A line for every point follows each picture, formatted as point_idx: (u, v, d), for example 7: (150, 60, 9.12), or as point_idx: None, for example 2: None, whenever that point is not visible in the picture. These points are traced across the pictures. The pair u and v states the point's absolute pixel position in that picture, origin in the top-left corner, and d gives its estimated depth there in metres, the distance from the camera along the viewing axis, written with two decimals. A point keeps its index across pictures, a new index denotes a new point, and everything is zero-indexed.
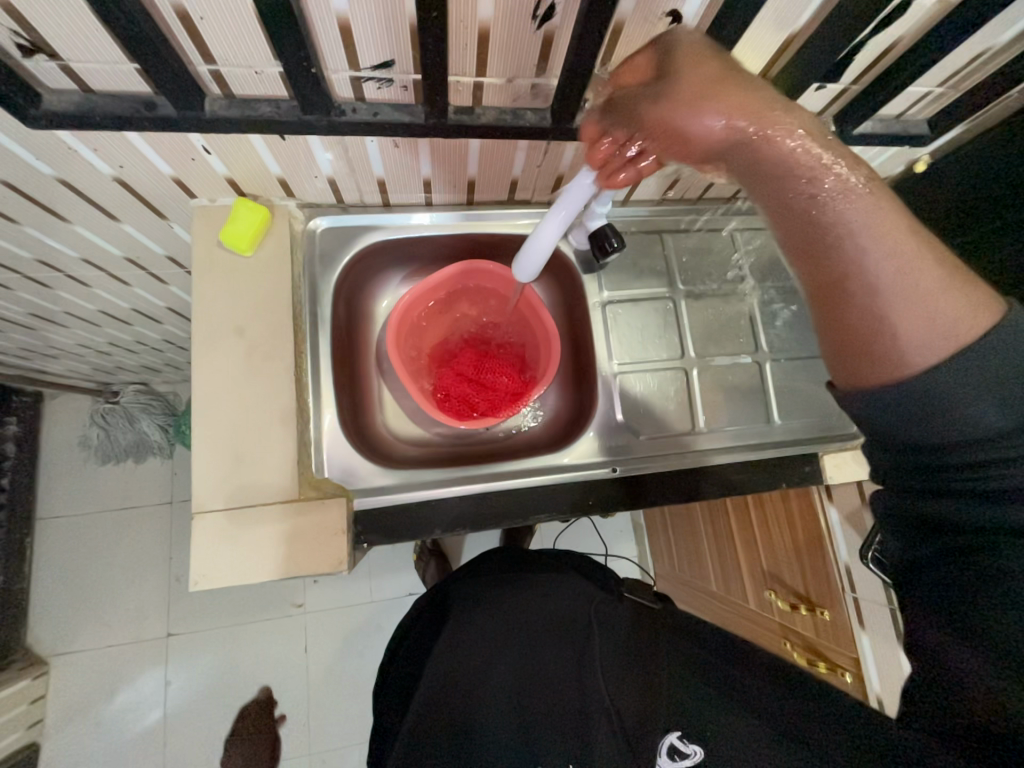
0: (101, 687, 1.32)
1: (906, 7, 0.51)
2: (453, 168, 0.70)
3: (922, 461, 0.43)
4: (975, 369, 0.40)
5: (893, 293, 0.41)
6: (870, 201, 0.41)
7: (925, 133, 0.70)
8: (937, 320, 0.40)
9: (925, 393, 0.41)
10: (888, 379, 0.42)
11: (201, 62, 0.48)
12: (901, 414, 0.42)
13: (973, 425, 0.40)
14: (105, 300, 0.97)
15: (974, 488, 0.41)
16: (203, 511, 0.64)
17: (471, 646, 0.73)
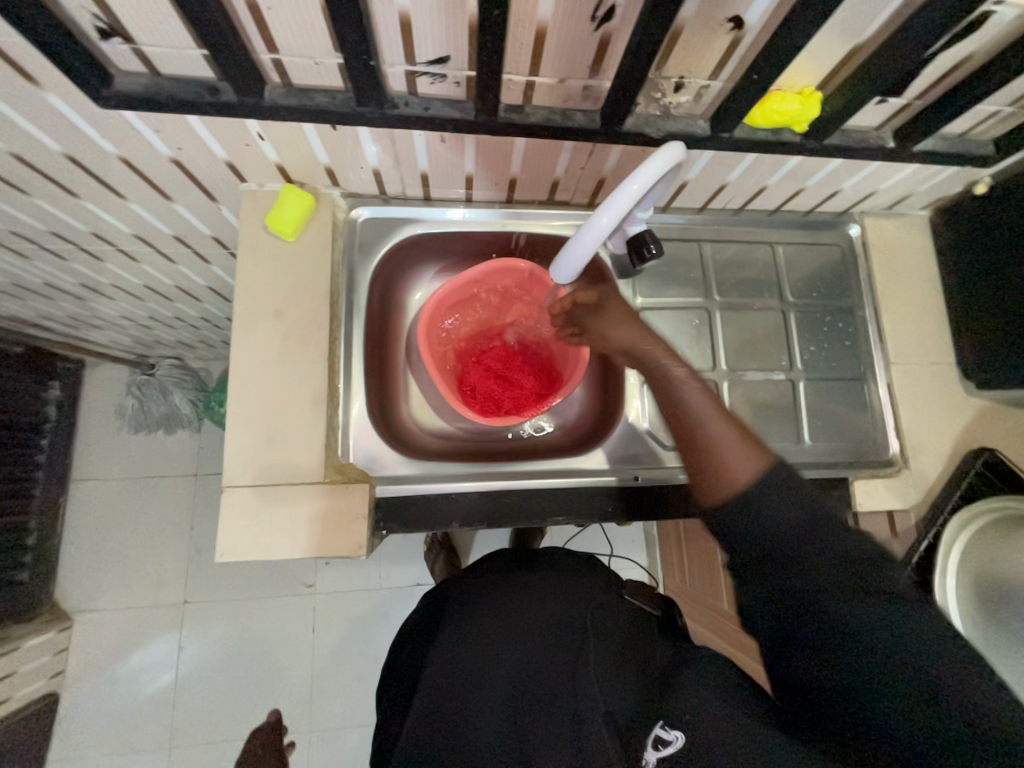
0: (119, 646, 1.38)
1: (983, 21, 0.49)
2: (497, 166, 0.70)
3: (775, 583, 0.51)
4: (783, 502, 0.52)
5: (716, 431, 0.56)
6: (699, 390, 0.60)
7: (990, 153, 0.67)
8: (744, 460, 0.54)
9: (755, 524, 0.52)
10: (736, 517, 0.53)
11: (264, 51, 0.50)
12: (753, 541, 0.52)
13: (799, 550, 0.50)
14: (151, 276, 1.01)
15: (818, 601, 0.49)
16: (232, 486, 0.66)
17: (467, 642, 0.73)
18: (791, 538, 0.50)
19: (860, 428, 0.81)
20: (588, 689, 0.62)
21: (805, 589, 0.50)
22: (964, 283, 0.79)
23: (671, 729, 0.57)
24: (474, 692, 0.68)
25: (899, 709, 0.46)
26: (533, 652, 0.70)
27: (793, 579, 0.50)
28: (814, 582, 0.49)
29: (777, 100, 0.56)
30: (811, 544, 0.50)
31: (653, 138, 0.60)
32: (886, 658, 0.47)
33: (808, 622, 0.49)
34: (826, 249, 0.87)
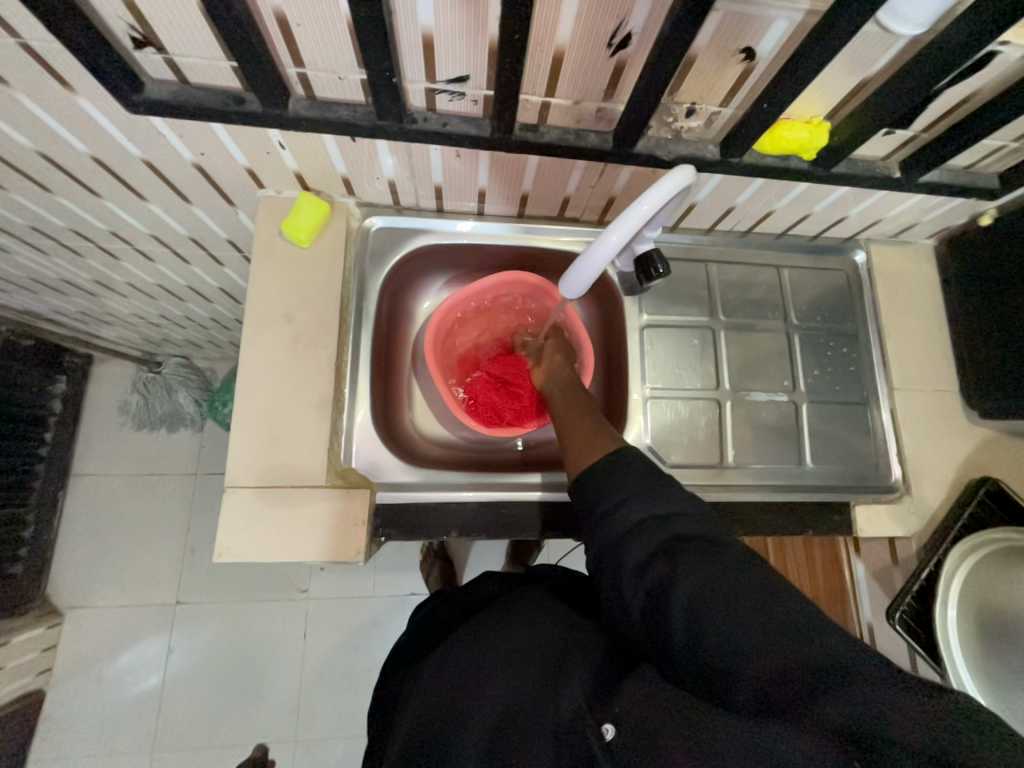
0: (107, 645, 1.36)
1: (989, 60, 0.50)
2: (509, 182, 0.72)
3: (642, 547, 0.53)
4: (636, 469, 0.59)
5: (588, 426, 0.69)
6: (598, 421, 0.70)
7: (994, 186, 0.68)
8: (598, 443, 0.65)
9: (606, 489, 0.59)
10: (592, 484, 0.60)
11: (291, 65, 0.51)
12: (601, 503, 0.58)
13: (648, 510, 0.55)
14: (164, 275, 1.02)
15: (674, 555, 0.51)
16: (233, 486, 0.66)
17: (453, 661, 0.67)
18: (641, 499, 0.56)
19: (862, 452, 0.81)
20: (564, 690, 0.54)
21: (664, 547, 0.52)
22: (968, 313, 0.80)
23: (608, 720, 0.48)
24: (453, 720, 0.60)
25: (768, 648, 0.42)
26: (513, 661, 0.61)
27: (652, 539, 0.53)
28: (667, 537, 0.53)
29: (786, 129, 0.58)
30: (655, 506, 0.56)
31: (665, 161, 0.61)
32: (747, 601, 0.45)
33: (670, 572, 0.50)
34: (831, 274, 0.88)
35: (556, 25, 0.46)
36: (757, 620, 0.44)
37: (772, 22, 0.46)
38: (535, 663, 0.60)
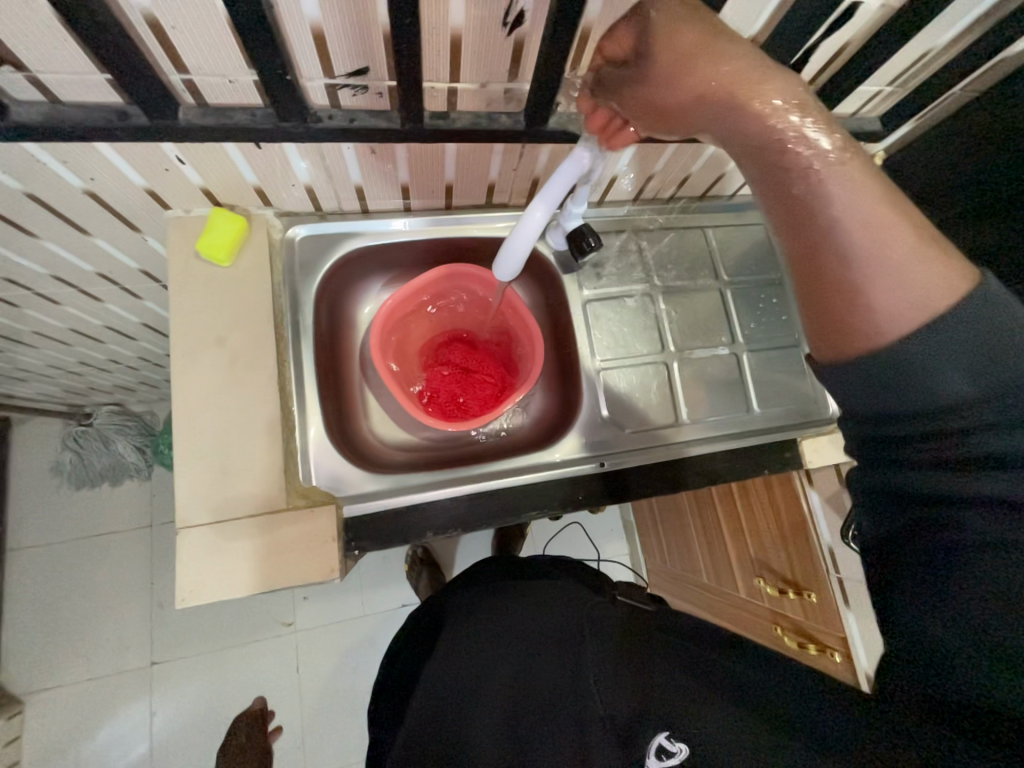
0: (81, 723, 1.26)
1: (853, 11, 0.54)
2: (431, 173, 0.71)
3: (938, 485, 0.38)
4: (969, 356, 0.36)
5: (865, 255, 0.38)
6: (850, 180, 0.38)
7: (878, 129, 0.74)
8: (911, 290, 0.37)
9: (912, 374, 0.37)
10: (874, 376, 0.39)
11: (174, 72, 0.48)
12: (910, 415, 0.39)
13: (972, 442, 0.37)
14: (77, 317, 0.95)
15: (967, 521, 0.37)
16: (187, 527, 0.62)
17: (460, 653, 0.74)
18: (972, 412, 0.37)
19: (803, 390, 0.87)
20: (586, 685, 0.63)
21: (969, 502, 0.37)
22: None
23: (676, 740, 0.52)
24: (470, 709, 0.66)
25: (964, 656, 0.37)
26: (522, 656, 0.71)
27: (965, 477, 0.37)
28: (989, 493, 0.37)
29: None
30: (998, 427, 0.36)
31: (578, 135, 0.62)
32: (1010, 622, 0.35)
33: (940, 540, 0.38)
34: (752, 228, 0.93)
35: (448, 8, 0.46)
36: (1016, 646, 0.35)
37: None
38: (543, 657, 0.70)
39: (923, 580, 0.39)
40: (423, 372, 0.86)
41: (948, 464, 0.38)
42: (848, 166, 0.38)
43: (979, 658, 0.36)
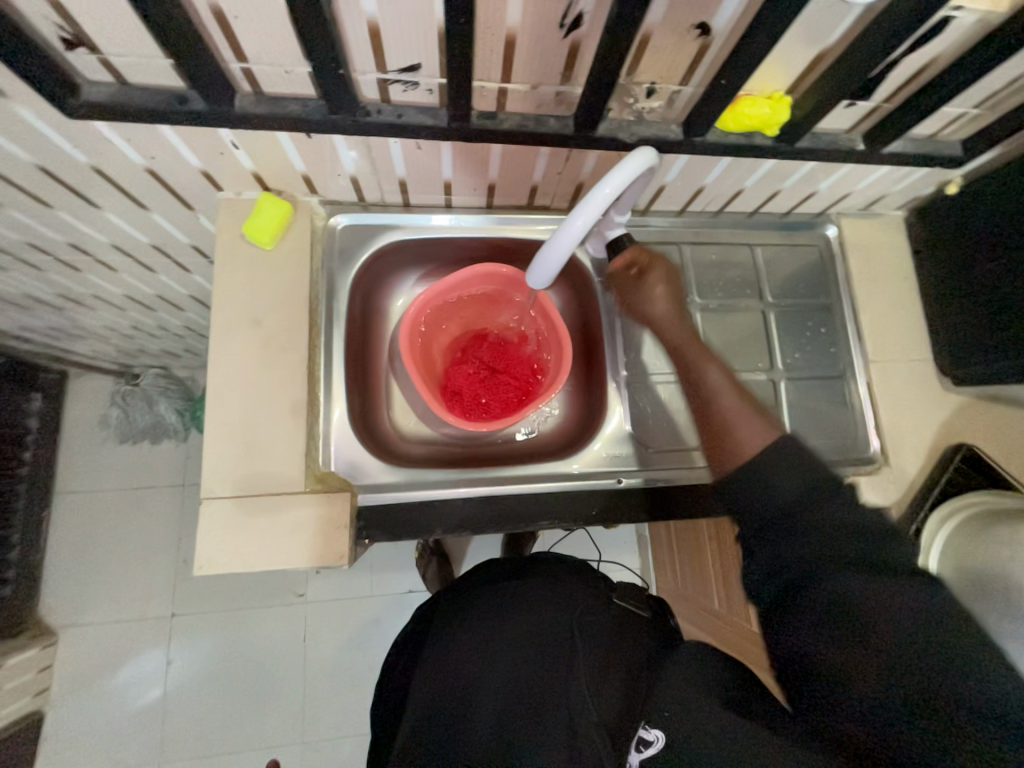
0: (106, 661, 1.35)
1: (943, 26, 0.50)
2: (475, 171, 0.71)
3: (793, 552, 0.51)
4: (794, 463, 0.54)
5: (724, 406, 0.60)
6: (728, 377, 0.62)
7: (957, 155, 0.68)
8: (748, 430, 0.57)
9: (757, 489, 0.54)
10: (745, 478, 0.55)
11: (233, 60, 0.49)
12: (760, 509, 0.53)
13: (806, 516, 0.51)
14: (132, 285, 1.00)
15: (821, 564, 0.49)
16: (210, 498, 0.65)
17: (456, 647, 0.73)
18: (804, 501, 0.52)
19: (842, 425, 0.83)
20: (582, 688, 0.64)
21: (818, 557, 0.50)
22: (940, 283, 0.81)
23: (653, 729, 0.55)
24: (466, 710, 0.66)
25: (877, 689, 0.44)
26: (518, 656, 0.69)
27: (806, 540, 0.50)
28: (825, 549, 0.50)
29: (747, 105, 0.56)
30: (816, 504, 0.51)
31: (627, 143, 0.60)
32: (892, 647, 0.45)
33: (814, 587, 0.49)
34: (805, 250, 0.88)
35: (505, 8, 0.45)
36: (881, 655, 0.45)
37: None
38: (538, 658, 0.68)
39: (810, 623, 0.48)
40: (449, 369, 0.86)
41: (800, 539, 0.51)
42: (726, 370, 0.63)
43: (884, 684, 0.44)
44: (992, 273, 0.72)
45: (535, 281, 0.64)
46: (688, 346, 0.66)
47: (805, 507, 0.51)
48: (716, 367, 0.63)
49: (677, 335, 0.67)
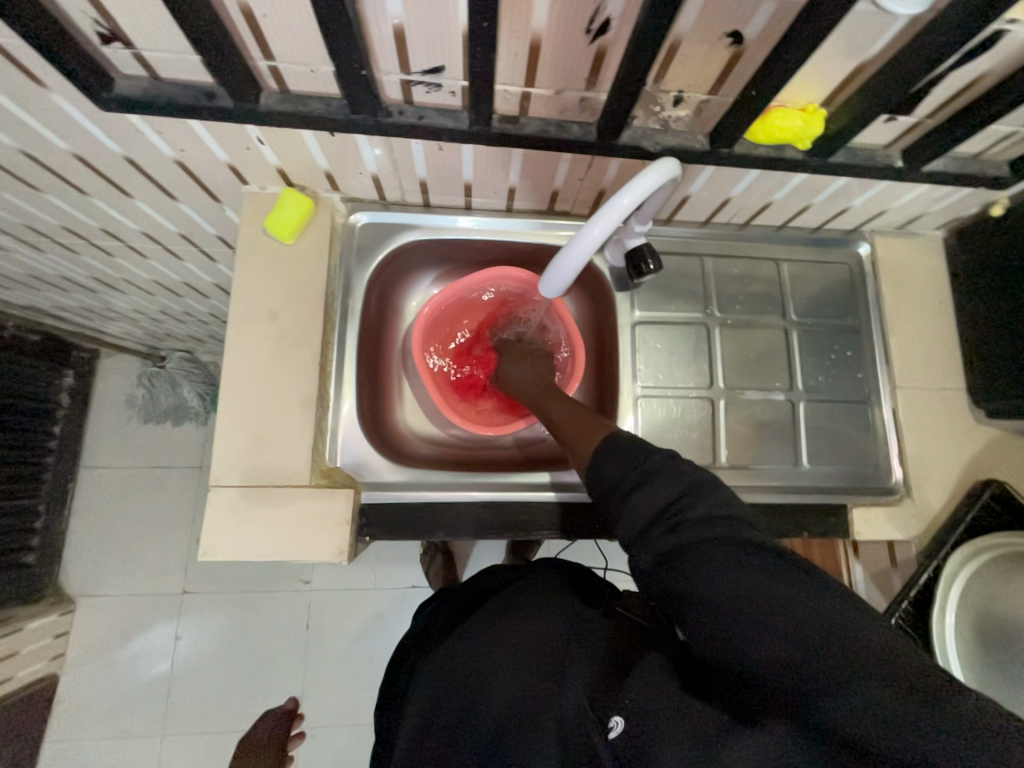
0: (118, 632, 1.40)
1: (997, 39, 0.47)
2: (495, 174, 0.70)
3: (649, 548, 0.50)
4: (623, 454, 0.54)
5: (572, 418, 0.64)
6: (569, 405, 0.65)
7: (1005, 175, 0.64)
8: (586, 437, 0.60)
9: (596, 488, 0.56)
10: (590, 476, 0.56)
11: (260, 58, 0.50)
12: (602, 501, 0.55)
13: (645, 500, 0.51)
14: (161, 272, 1.03)
15: (695, 552, 0.47)
16: (217, 485, 0.66)
17: (456, 655, 0.69)
18: (639, 487, 0.52)
19: (863, 451, 0.79)
20: (568, 688, 0.57)
21: (672, 544, 0.49)
22: (978, 310, 0.77)
23: (613, 716, 0.52)
24: (460, 722, 0.62)
25: (780, 654, 0.42)
26: (513, 660, 0.64)
27: (654, 530, 0.50)
28: (674, 533, 0.49)
29: (779, 116, 0.54)
30: (642, 483, 0.52)
31: (651, 151, 0.59)
32: (782, 611, 0.42)
33: (678, 576, 0.47)
34: (834, 267, 0.85)
35: (531, 12, 0.44)
36: (766, 625, 0.43)
37: (760, 3, 0.43)
38: (532, 664, 0.62)
39: (689, 613, 0.47)
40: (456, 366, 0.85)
41: (658, 525, 0.50)
42: (566, 399, 0.66)
43: (789, 649, 0.41)
44: None
45: (550, 290, 0.62)
46: (537, 393, 0.71)
47: (644, 488, 0.51)
48: (556, 399, 0.67)
49: (533, 389, 0.72)
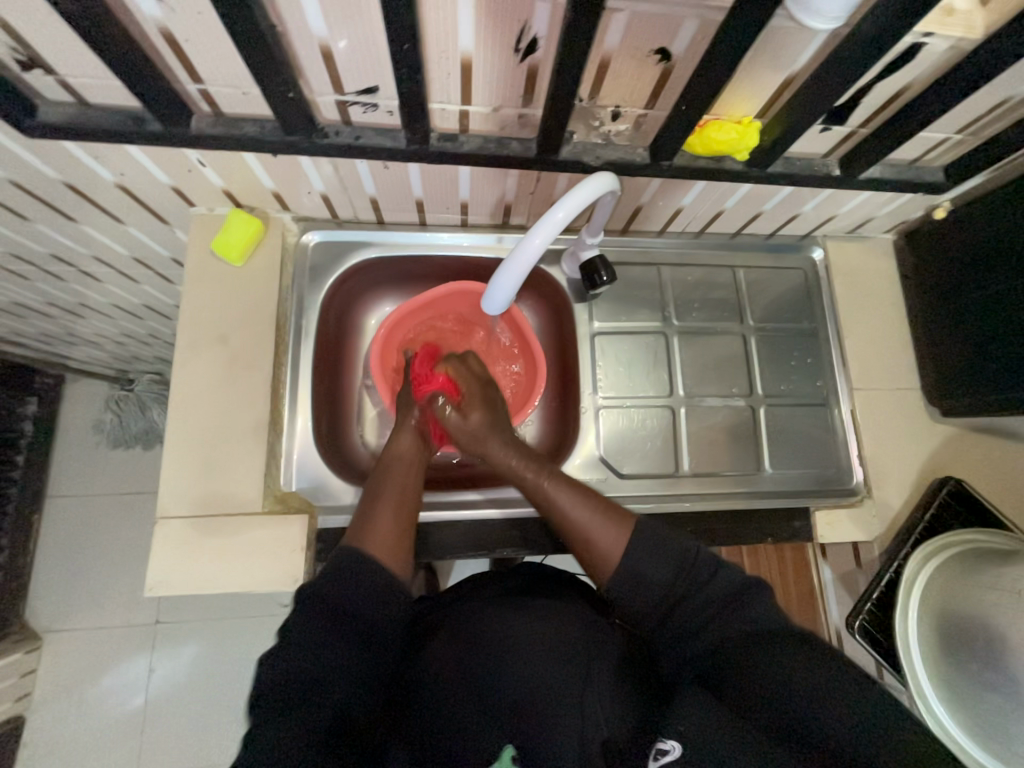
0: (89, 668, 1.34)
1: (917, 52, 0.48)
2: (446, 191, 0.70)
3: (698, 649, 0.53)
4: (662, 558, 0.57)
5: (576, 512, 0.63)
6: (577, 494, 0.64)
7: (940, 180, 0.66)
8: (600, 536, 0.60)
9: (634, 600, 0.57)
10: (622, 583, 0.57)
11: (189, 82, 0.49)
12: (642, 609, 0.56)
13: (691, 606, 0.54)
14: (120, 295, 1.01)
15: (750, 640, 0.51)
16: (165, 517, 0.64)
17: (459, 640, 0.60)
18: (677, 590, 0.56)
19: (825, 454, 0.80)
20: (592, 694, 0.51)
21: (722, 644, 0.52)
22: (926, 308, 0.79)
23: (666, 738, 0.46)
24: (473, 709, 0.53)
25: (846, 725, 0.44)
26: (531, 655, 0.56)
27: (702, 636, 0.53)
28: (723, 632, 0.53)
29: (714, 129, 0.55)
30: (689, 593, 0.55)
31: (593, 166, 0.59)
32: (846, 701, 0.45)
33: (727, 667, 0.50)
34: (790, 272, 0.86)
35: (455, 33, 0.44)
36: (831, 710, 0.45)
37: (682, 22, 0.44)
38: (556, 660, 0.55)
39: (752, 698, 0.47)
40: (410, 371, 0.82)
41: (700, 624, 0.54)
42: (572, 486, 0.65)
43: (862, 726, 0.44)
44: (980, 302, 0.70)
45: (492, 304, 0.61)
46: (527, 476, 0.67)
47: (687, 593, 0.55)
48: (557, 486, 0.65)
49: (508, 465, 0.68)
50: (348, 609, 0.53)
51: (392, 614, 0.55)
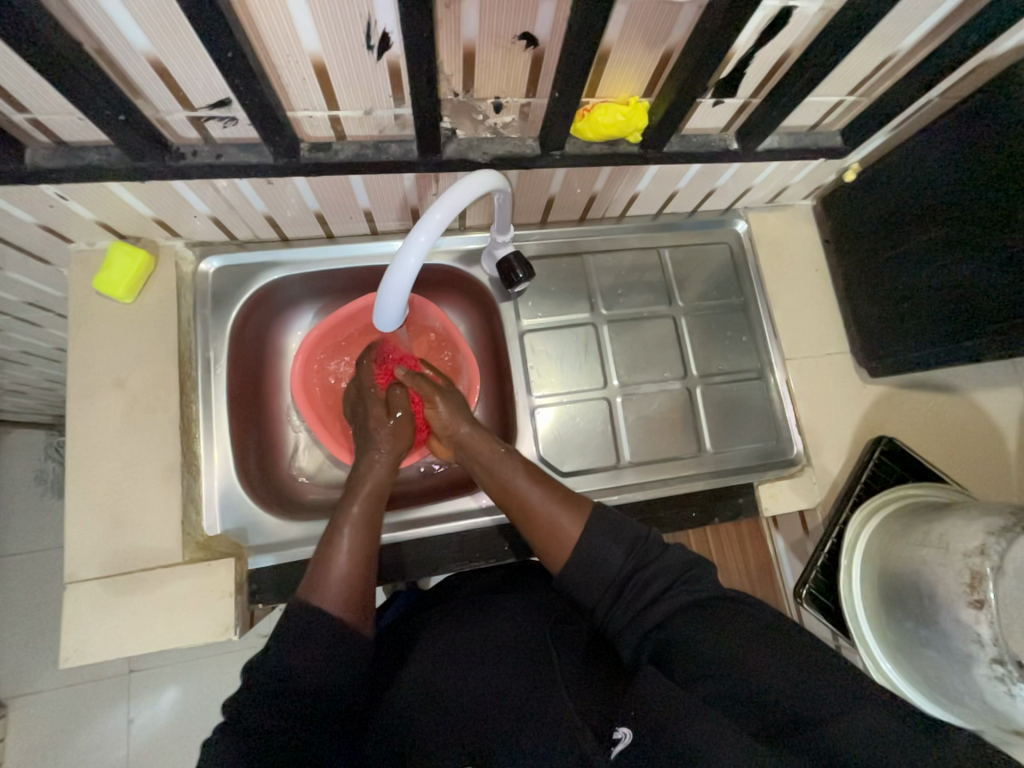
0: (67, 727, 1.25)
1: (788, 18, 0.46)
2: (343, 201, 0.66)
3: (653, 617, 0.52)
4: (616, 535, 0.58)
5: (536, 495, 0.63)
6: (532, 472, 0.66)
7: (840, 145, 0.66)
8: (559, 518, 0.60)
9: (590, 573, 0.56)
10: (578, 560, 0.57)
11: (13, 112, 0.45)
12: (595, 590, 0.56)
13: (653, 579, 0.54)
14: (28, 342, 0.93)
15: (700, 613, 0.51)
16: (76, 581, 0.60)
17: (430, 651, 0.59)
18: (632, 564, 0.56)
19: (765, 427, 0.80)
20: (560, 693, 0.50)
21: (673, 616, 0.52)
22: (847, 273, 0.79)
23: (619, 727, 0.44)
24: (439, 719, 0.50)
25: (788, 674, 0.43)
26: (494, 663, 0.55)
27: (665, 600, 0.53)
28: (674, 602, 0.52)
29: (601, 113, 0.54)
30: (642, 569, 0.55)
31: (481, 162, 0.57)
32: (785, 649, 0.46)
33: (673, 638, 0.50)
34: (715, 248, 0.85)
35: (294, 37, 0.41)
36: (772, 655, 0.45)
37: (539, 6, 0.41)
38: (519, 663, 0.55)
39: (700, 664, 0.46)
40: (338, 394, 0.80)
41: (653, 600, 0.53)
42: (530, 465, 0.67)
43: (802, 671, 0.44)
44: (895, 261, 0.70)
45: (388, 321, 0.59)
46: (494, 457, 0.67)
47: (639, 566, 0.55)
48: (521, 462, 0.67)
49: (472, 447, 0.69)
50: (307, 684, 0.48)
51: (355, 678, 0.50)
